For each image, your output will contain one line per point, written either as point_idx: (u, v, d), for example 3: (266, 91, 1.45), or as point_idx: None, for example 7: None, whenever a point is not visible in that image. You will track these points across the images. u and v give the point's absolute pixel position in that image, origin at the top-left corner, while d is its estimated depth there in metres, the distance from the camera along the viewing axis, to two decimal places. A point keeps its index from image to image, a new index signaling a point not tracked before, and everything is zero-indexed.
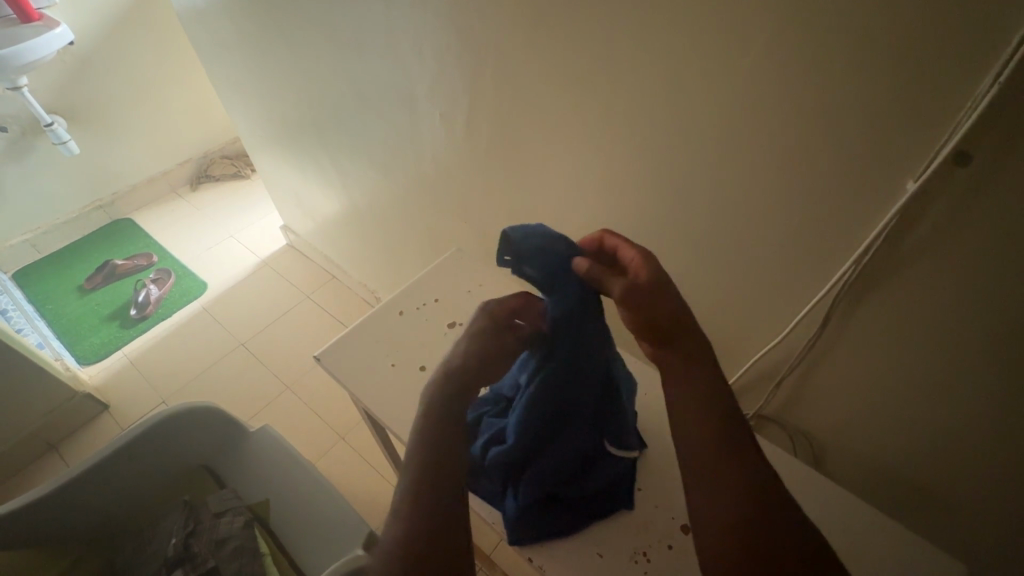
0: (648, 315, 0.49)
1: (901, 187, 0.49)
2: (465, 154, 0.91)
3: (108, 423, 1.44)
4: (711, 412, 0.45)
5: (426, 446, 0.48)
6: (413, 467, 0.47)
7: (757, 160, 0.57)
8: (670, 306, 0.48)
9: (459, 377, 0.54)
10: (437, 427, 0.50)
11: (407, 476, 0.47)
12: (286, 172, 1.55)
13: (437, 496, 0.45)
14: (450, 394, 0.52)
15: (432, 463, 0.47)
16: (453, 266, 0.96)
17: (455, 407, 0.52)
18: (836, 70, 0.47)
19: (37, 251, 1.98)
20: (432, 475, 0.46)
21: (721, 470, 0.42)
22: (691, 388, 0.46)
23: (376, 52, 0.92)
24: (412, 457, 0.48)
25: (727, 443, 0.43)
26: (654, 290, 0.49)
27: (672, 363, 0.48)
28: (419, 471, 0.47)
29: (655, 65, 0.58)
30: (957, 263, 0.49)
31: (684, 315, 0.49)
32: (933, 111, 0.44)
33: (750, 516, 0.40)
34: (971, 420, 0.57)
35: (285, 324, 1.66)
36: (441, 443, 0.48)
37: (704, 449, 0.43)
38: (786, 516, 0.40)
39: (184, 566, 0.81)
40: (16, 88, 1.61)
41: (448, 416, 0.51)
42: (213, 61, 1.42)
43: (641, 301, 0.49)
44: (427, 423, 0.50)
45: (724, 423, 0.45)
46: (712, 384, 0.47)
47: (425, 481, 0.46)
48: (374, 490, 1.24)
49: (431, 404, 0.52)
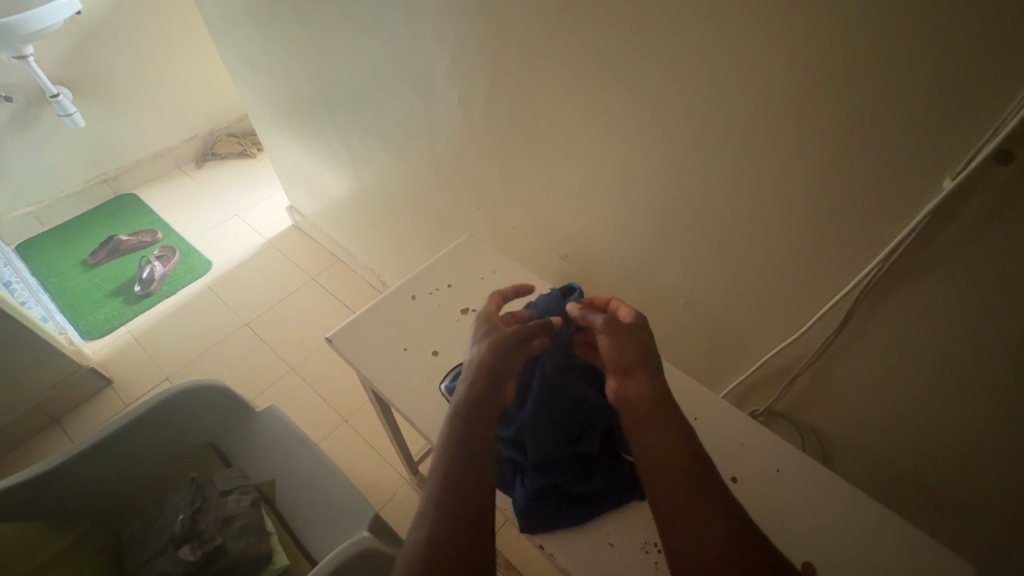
0: (611, 350, 0.60)
1: (936, 187, 0.48)
2: (483, 140, 0.90)
3: (112, 397, 1.44)
4: (677, 435, 0.53)
5: (455, 446, 0.52)
6: (441, 466, 0.51)
7: (786, 155, 0.56)
8: (636, 347, 0.59)
9: (484, 380, 0.58)
10: (465, 430, 0.54)
11: (435, 476, 0.51)
12: (295, 152, 1.53)
13: (465, 492, 0.49)
14: (477, 399, 0.57)
15: (461, 461, 0.51)
16: (465, 253, 0.95)
17: (481, 410, 0.56)
18: (877, 66, 0.46)
19: (41, 225, 1.96)
20: (461, 472, 0.50)
21: (688, 488, 0.48)
22: (658, 415, 0.54)
23: (395, 32, 0.90)
24: (441, 457, 0.52)
25: (692, 463, 0.50)
26: (620, 330, 0.60)
27: (641, 388, 0.56)
28: (447, 468, 0.51)
29: (684, 55, 0.56)
30: (989, 265, 0.49)
31: (649, 356, 0.59)
32: (976, 110, 0.43)
33: (722, 525, 0.46)
34: (986, 423, 0.57)
35: (290, 305, 1.65)
36: (469, 443, 0.53)
37: (679, 475, 0.50)
38: (745, 523, 0.47)
39: (190, 544, 0.80)
40: (22, 56, 1.58)
41: (476, 420, 0.55)
42: (224, 35, 1.39)
43: (609, 337, 0.60)
44: (457, 424, 0.55)
45: (688, 446, 0.52)
46: (672, 411, 0.55)
47: (454, 476, 0.50)
48: (378, 473, 1.24)
49: (459, 405, 0.57)
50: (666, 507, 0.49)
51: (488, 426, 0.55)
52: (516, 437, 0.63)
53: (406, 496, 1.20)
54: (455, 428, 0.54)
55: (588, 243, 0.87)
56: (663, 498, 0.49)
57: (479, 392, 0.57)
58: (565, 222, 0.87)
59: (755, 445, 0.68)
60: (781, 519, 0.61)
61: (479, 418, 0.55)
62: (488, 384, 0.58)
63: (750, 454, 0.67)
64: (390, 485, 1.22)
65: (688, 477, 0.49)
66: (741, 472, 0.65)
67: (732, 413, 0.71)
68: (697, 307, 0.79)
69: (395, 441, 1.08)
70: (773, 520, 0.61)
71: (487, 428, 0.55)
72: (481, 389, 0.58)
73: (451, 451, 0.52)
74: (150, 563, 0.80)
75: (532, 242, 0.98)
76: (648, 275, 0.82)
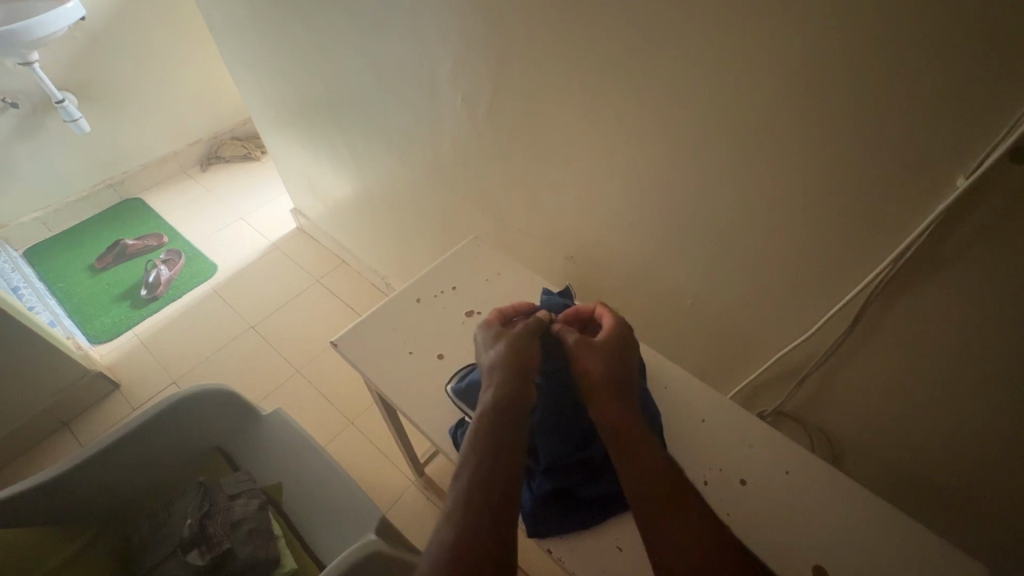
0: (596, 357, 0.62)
1: (949, 185, 0.48)
2: (486, 142, 0.90)
3: (120, 402, 1.45)
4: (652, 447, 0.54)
5: (481, 448, 0.53)
6: (468, 468, 0.51)
7: (792, 156, 0.55)
8: (621, 359, 0.62)
9: (508, 377, 0.59)
10: (488, 433, 0.54)
11: (461, 476, 0.51)
12: (299, 156, 1.54)
13: (493, 496, 0.49)
14: (502, 399, 0.57)
15: (488, 465, 0.51)
16: (468, 254, 0.95)
17: (508, 407, 0.56)
18: (889, 64, 0.45)
19: (48, 230, 1.97)
20: (489, 473, 0.51)
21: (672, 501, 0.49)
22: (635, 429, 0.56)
23: (398, 34, 0.90)
24: (467, 455, 0.52)
25: (670, 476, 0.52)
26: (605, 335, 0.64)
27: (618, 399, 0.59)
28: (475, 473, 0.51)
29: (687, 58, 0.56)
30: (1001, 265, 0.48)
31: (631, 367, 0.63)
32: (989, 108, 0.42)
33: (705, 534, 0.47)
34: (998, 423, 0.56)
35: (296, 308, 1.65)
36: (495, 445, 0.53)
37: (656, 487, 0.51)
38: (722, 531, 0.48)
39: (198, 549, 0.80)
40: (27, 63, 1.59)
41: (502, 418, 0.55)
42: (227, 40, 1.40)
43: (588, 352, 0.62)
44: (482, 426, 0.55)
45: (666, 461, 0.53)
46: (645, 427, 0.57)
47: (482, 480, 0.50)
48: (384, 474, 1.25)
49: (486, 404, 0.57)
50: (652, 513, 0.49)
51: (516, 425, 0.55)
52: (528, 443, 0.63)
53: (412, 498, 1.20)
54: (480, 431, 0.54)
55: (592, 244, 0.87)
56: (650, 504, 0.50)
57: (505, 389, 0.58)
58: (569, 222, 0.87)
59: (765, 448, 0.67)
60: (793, 521, 0.60)
61: (504, 419, 0.55)
62: (514, 380, 0.59)
63: (759, 458, 0.66)
64: (397, 487, 1.22)
65: (666, 489, 0.50)
66: (750, 474, 0.65)
67: (740, 413, 0.70)
68: (704, 309, 0.78)
69: (402, 444, 1.08)
70: (783, 522, 0.60)
71: (514, 428, 0.55)
72: (505, 388, 0.58)
73: (479, 453, 0.52)
74: (159, 568, 0.80)
75: (537, 243, 0.98)
76: (652, 276, 0.81)
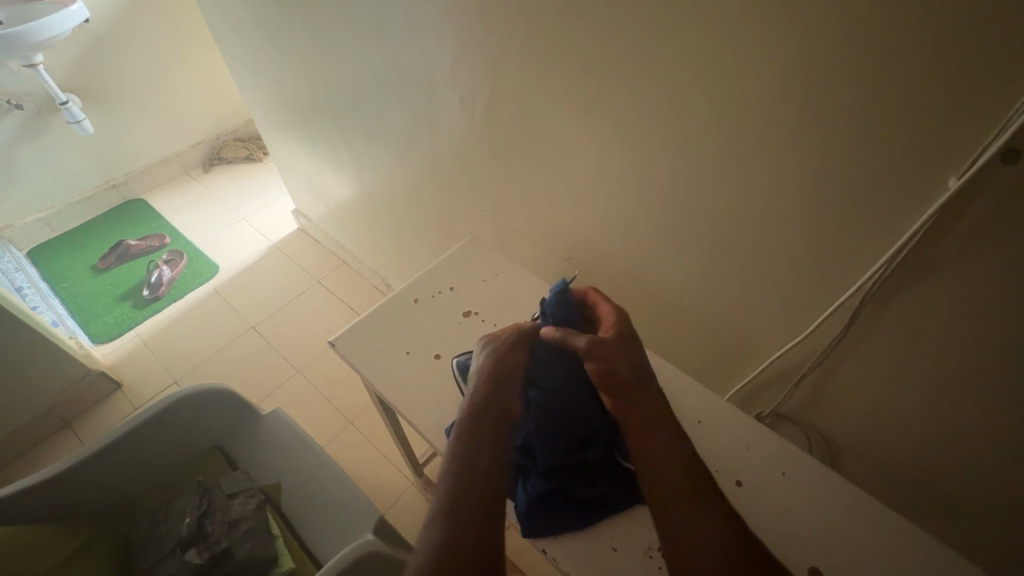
0: (611, 365, 0.58)
1: (942, 186, 0.47)
2: (483, 143, 0.90)
3: (121, 401, 1.46)
4: (671, 445, 0.54)
5: (463, 453, 0.53)
6: (451, 471, 0.52)
7: (784, 157, 0.55)
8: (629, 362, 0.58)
9: (492, 386, 0.60)
10: (472, 440, 0.55)
11: (443, 479, 0.52)
12: (299, 156, 1.54)
13: (473, 497, 0.50)
14: (482, 406, 0.58)
15: (468, 472, 0.52)
16: (466, 255, 0.96)
17: (489, 415, 0.57)
18: (884, 63, 0.45)
19: (51, 231, 1.98)
20: (468, 478, 0.51)
21: (688, 504, 0.49)
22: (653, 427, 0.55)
23: (397, 36, 0.90)
24: (449, 461, 0.53)
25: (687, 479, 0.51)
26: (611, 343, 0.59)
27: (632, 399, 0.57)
28: (455, 479, 0.51)
29: (678, 62, 0.57)
30: (995, 265, 0.48)
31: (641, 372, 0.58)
32: (978, 109, 0.42)
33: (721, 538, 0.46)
34: (993, 424, 0.56)
35: (297, 309, 1.66)
36: (475, 451, 0.53)
37: (674, 489, 0.50)
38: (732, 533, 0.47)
39: (196, 547, 0.81)
40: (32, 65, 1.60)
41: (482, 426, 0.56)
42: (228, 43, 1.41)
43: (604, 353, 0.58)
44: (463, 432, 0.55)
45: (683, 464, 0.52)
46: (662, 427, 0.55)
47: (461, 486, 0.51)
48: (383, 475, 1.25)
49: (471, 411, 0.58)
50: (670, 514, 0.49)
51: (498, 432, 0.56)
52: (523, 444, 0.62)
53: (410, 498, 1.20)
54: (465, 437, 0.55)
55: (589, 246, 0.87)
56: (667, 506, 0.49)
57: (488, 398, 0.58)
58: (565, 223, 0.87)
59: (761, 448, 0.67)
60: (787, 522, 0.60)
61: (486, 425, 0.56)
62: (497, 390, 0.59)
63: (755, 458, 0.66)
64: (396, 487, 1.22)
65: (684, 489, 0.50)
66: (746, 475, 0.64)
67: (736, 414, 0.70)
68: (701, 310, 0.78)
69: (400, 445, 1.07)
70: (778, 522, 0.60)
71: (495, 435, 0.55)
72: (489, 397, 0.59)
73: (462, 458, 0.53)
74: (158, 565, 0.81)
75: (534, 244, 0.98)
76: (649, 278, 0.82)
